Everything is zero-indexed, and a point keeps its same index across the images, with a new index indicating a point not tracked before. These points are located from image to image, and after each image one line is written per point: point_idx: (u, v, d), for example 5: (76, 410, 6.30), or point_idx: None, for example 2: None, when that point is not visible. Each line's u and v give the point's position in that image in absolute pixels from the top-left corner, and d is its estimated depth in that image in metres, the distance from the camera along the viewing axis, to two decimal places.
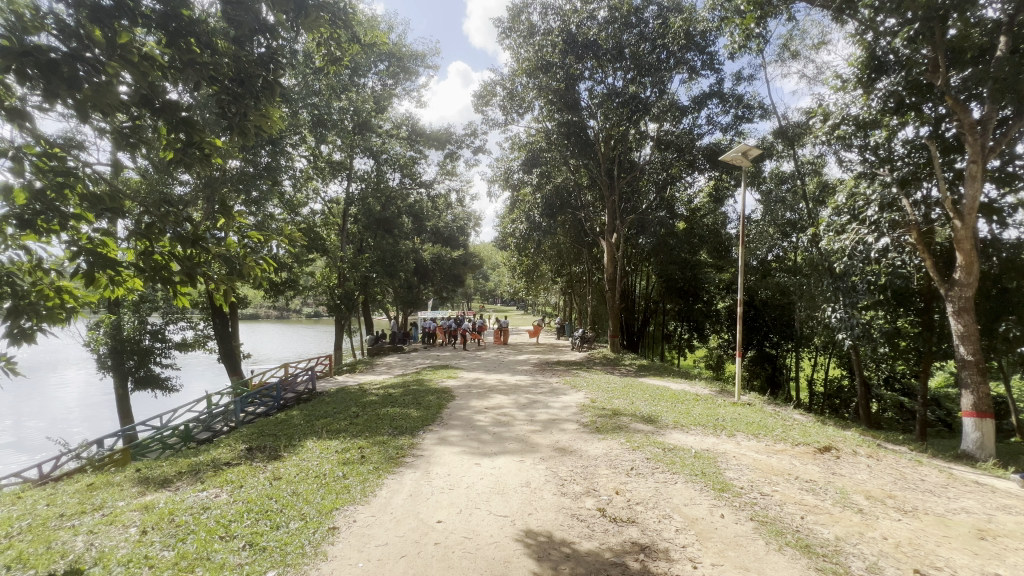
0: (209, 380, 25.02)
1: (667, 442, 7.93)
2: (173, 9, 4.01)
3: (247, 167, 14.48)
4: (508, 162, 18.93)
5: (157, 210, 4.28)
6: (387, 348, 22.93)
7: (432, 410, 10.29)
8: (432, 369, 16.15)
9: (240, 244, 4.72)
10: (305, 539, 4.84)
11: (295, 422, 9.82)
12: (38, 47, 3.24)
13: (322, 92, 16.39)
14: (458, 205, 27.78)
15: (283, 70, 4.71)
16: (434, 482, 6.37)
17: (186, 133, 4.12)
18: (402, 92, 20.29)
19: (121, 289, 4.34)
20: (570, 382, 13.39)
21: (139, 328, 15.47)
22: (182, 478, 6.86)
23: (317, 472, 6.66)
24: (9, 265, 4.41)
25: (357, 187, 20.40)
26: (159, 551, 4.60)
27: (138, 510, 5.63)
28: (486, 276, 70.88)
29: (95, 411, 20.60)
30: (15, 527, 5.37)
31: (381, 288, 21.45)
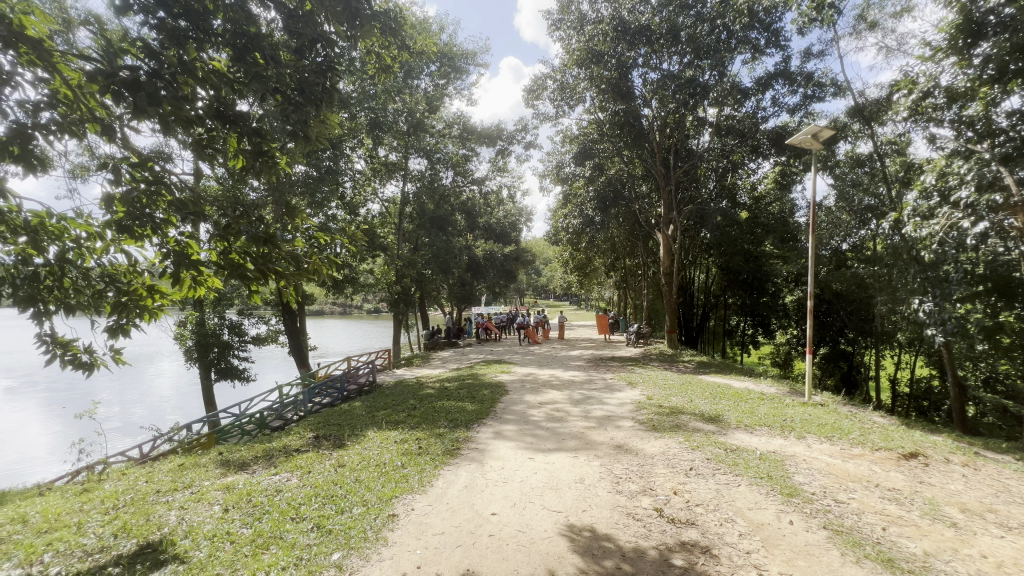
0: (281, 373, 26.80)
1: (730, 443, 7.56)
2: (240, 28, 4.30)
3: (310, 171, 15.30)
4: (559, 156, 18.75)
5: (233, 214, 4.63)
6: (443, 342, 23.52)
7: (486, 404, 10.44)
8: (486, 364, 16.39)
9: (306, 244, 5.06)
10: (367, 524, 5.07)
11: (357, 413, 10.29)
12: (127, 68, 3.55)
13: (379, 96, 16.52)
14: (510, 201, 27.94)
15: (340, 77, 4.89)
16: (488, 475, 6.46)
17: (255, 142, 4.43)
18: (453, 92, 20.63)
19: (202, 288, 4.75)
20: (625, 378, 13.12)
21: (219, 323, 16.86)
22: (258, 462, 7.41)
23: (378, 461, 6.96)
24: (108, 267, 4.97)
25: (412, 187, 21.00)
26: (238, 528, 4.99)
27: (221, 489, 6.16)
28: (539, 271, 71.07)
29: (186, 399, 22.73)
30: (121, 500, 6.03)
31: (436, 285, 22.00)
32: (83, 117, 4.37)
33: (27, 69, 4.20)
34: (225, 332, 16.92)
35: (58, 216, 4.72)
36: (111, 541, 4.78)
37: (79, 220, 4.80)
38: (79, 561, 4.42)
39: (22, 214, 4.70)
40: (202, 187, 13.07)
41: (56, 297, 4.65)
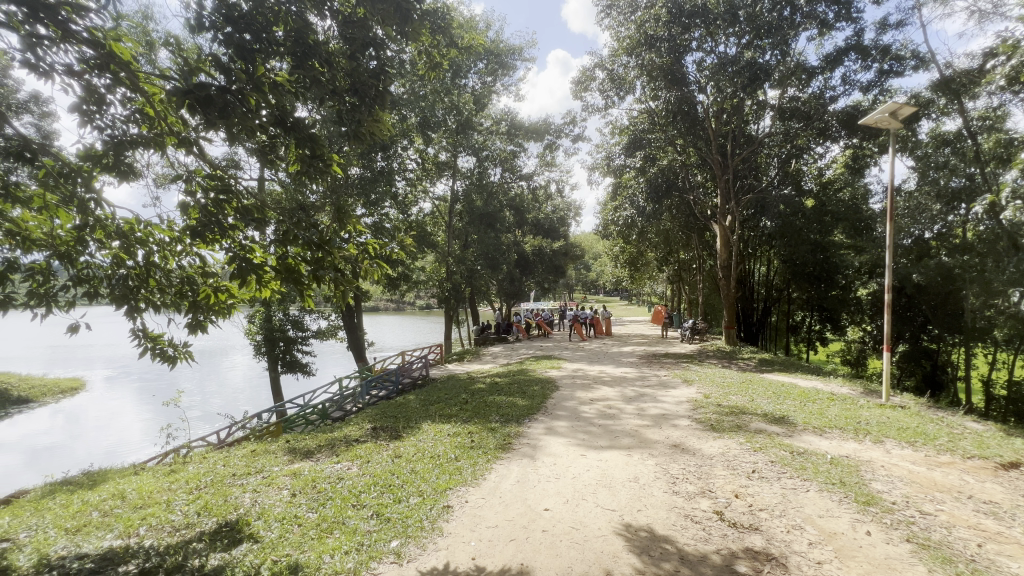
0: (341, 366, 28.08)
1: (796, 445, 7.11)
2: (301, 36, 4.48)
3: (364, 172, 15.84)
4: (609, 148, 18.29)
5: (292, 218, 4.87)
6: (493, 338, 23.76)
7: (537, 399, 10.44)
8: (536, 360, 16.37)
9: (359, 246, 5.30)
10: (423, 514, 5.21)
11: (412, 406, 10.61)
12: (200, 84, 3.79)
13: (428, 96, 16.95)
14: (558, 196, 27.71)
15: (392, 80, 4.99)
16: (540, 471, 6.45)
17: (311, 148, 4.64)
18: (500, 88, 20.64)
19: (267, 288, 5.07)
20: (680, 375, 12.68)
21: (284, 319, 17.87)
22: (321, 450, 7.81)
23: (432, 453, 7.14)
24: (187, 269, 5.40)
25: (461, 184, 21.27)
26: (305, 512, 5.29)
27: (288, 475, 6.56)
28: (587, 266, 70.18)
29: (257, 390, 24.33)
30: (203, 481, 6.57)
31: (486, 281, 22.24)
32: (163, 131, 4.75)
33: (117, 89, 4.62)
34: (290, 327, 17.99)
35: (145, 222, 5.18)
36: (195, 519, 5.21)
37: (162, 225, 5.26)
38: (169, 535, 4.86)
39: (116, 220, 5.21)
40: (268, 192, 13.89)
41: (145, 296, 5.11)
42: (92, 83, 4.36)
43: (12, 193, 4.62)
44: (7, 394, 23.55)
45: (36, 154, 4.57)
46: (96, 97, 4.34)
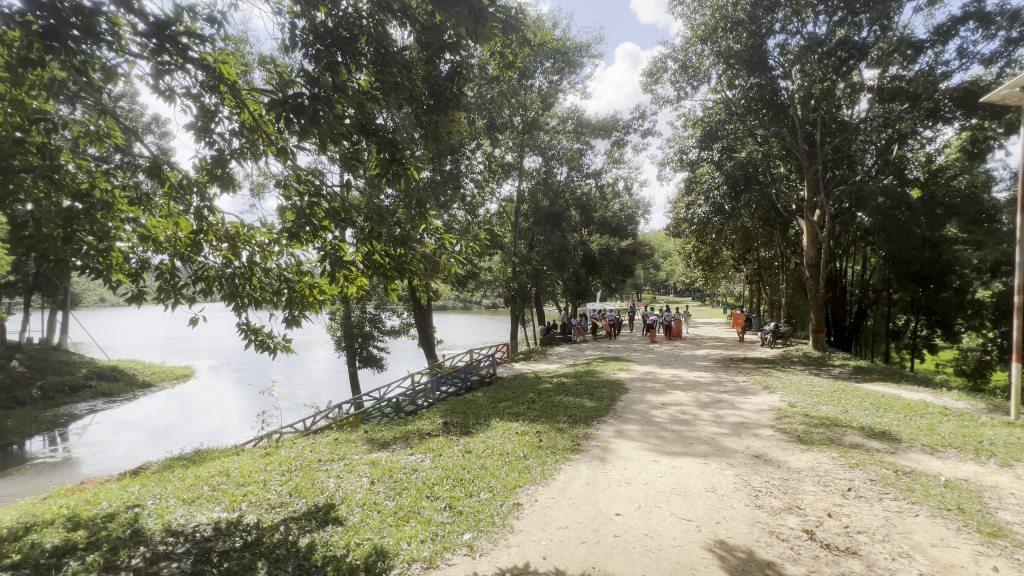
0: (412, 363, 29.28)
1: (901, 464, 6.38)
2: (382, 46, 4.71)
3: (435, 175, 16.33)
4: (681, 141, 17.53)
5: (373, 219, 5.18)
6: (559, 338, 23.63)
7: (606, 401, 10.26)
8: (604, 361, 16.03)
9: (435, 244, 5.55)
10: (494, 509, 5.29)
11: (481, 403, 10.83)
12: (294, 95, 4.13)
13: (495, 99, 17.19)
14: (627, 194, 26.97)
15: (466, 82, 5.05)
16: (611, 475, 6.31)
17: (392, 152, 4.90)
18: (567, 86, 20.45)
19: (351, 284, 5.44)
20: (761, 382, 11.85)
21: (362, 316, 18.97)
22: (397, 442, 8.19)
23: (501, 450, 7.23)
24: (282, 268, 5.89)
25: (528, 184, 21.35)
26: (383, 500, 5.57)
27: (367, 463, 6.96)
28: (657, 266, 67.65)
29: (337, 382, 26.04)
30: (294, 464, 7.14)
31: (552, 281, 22.17)
32: (263, 142, 5.23)
33: (225, 108, 5.14)
34: (367, 324, 19.08)
35: (248, 227, 5.71)
36: (288, 498, 5.69)
37: (261, 228, 5.77)
38: (266, 512, 5.34)
39: (224, 224, 5.80)
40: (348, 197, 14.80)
41: (248, 294, 5.70)
42: (206, 103, 4.89)
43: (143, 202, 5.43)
44: (135, 378, 27.10)
45: (162, 168, 5.22)
46: (209, 116, 4.87)
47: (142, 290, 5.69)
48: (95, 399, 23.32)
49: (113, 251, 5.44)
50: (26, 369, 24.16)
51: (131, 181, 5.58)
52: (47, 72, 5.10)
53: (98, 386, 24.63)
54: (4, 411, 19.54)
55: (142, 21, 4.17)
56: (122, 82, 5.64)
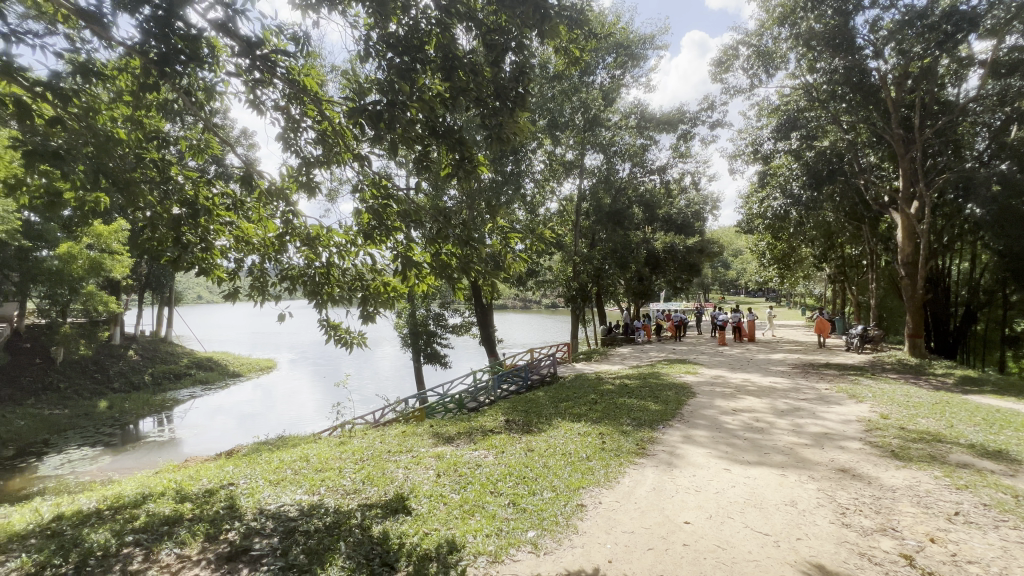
0: (473, 361, 29.88)
1: (1021, 489, 5.60)
2: (450, 51, 4.83)
3: (496, 176, 16.53)
4: (754, 132, 16.52)
5: (440, 221, 5.35)
6: (620, 338, 23.12)
7: (672, 405, 9.89)
8: (669, 363, 15.47)
9: (501, 244, 5.64)
10: (558, 509, 5.27)
11: (542, 402, 10.84)
12: (368, 104, 4.35)
13: (556, 97, 17.13)
14: (694, 189, 25.81)
15: (531, 81, 5.04)
16: (679, 481, 6.07)
17: (460, 151, 5.01)
18: (630, 80, 19.92)
19: (422, 282, 5.68)
20: (847, 390, 10.87)
21: (427, 314, 19.65)
22: (461, 437, 8.40)
23: (564, 450, 7.19)
24: (357, 268, 6.23)
25: (589, 182, 21.05)
26: (449, 493, 5.74)
27: (433, 456, 7.19)
28: (726, 264, 64.11)
29: (403, 378, 27.15)
30: (365, 454, 7.54)
31: (614, 280, 21.72)
32: (340, 147, 5.55)
33: (307, 119, 5.51)
34: (431, 322, 19.75)
35: (326, 229, 6.09)
36: (361, 486, 6.03)
37: (338, 230, 6.14)
38: (342, 497, 5.69)
39: (306, 227, 6.24)
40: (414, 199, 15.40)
41: (328, 293, 6.12)
42: (291, 114, 5.29)
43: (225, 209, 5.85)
44: (227, 369, 29.86)
45: (253, 176, 5.70)
46: (294, 126, 5.26)
47: (237, 287, 6.27)
48: (195, 386, 26.02)
49: (213, 252, 6.03)
50: (140, 358, 27.43)
51: (228, 189, 6.17)
52: (159, 95, 5.75)
53: (196, 375, 27.43)
54: (124, 395, 22.31)
55: (237, 42, 4.57)
56: (219, 100, 6.22)
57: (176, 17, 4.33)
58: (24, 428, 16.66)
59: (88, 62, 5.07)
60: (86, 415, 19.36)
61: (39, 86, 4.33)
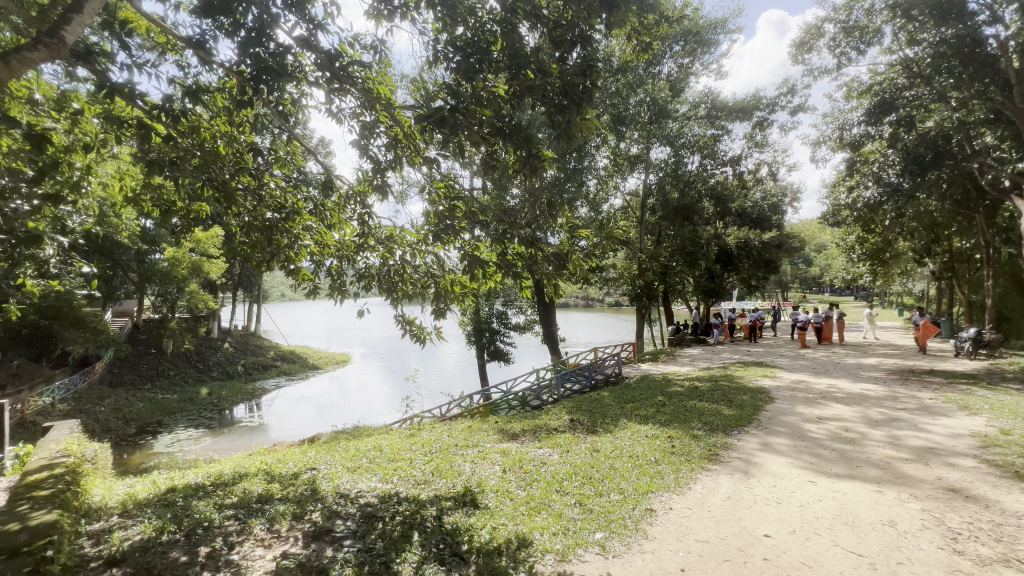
0: (535, 359, 29.94)
1: None
2: (516, 49, 4.83)
3: (559, 174, 16.41)
4: (842, 115, 15.11)
5: (507, 220, 5.40)
6: (689, 339, 22.13)
7: (747, 410, 9.31)
8: (743, 366, 14.56)
9: (569, 239, 5.58)
10: (626, 512, 5.15)
11: (607, 403, 10.62)
12: (439, 107, 4.48)
13: (620, 90, 16.70)
14: (771, 179, 24.08)
15: (599, 73, 4.90)
16: (757, 491, 5.71)
17: (528, 149, 5.01)
18: (700, 68, 18.97)
19: (490, 279, 5.81)
20: (956, 400, 9.66)
21: (490, 312, 19.93)
22: (526, 434, 8.45)
23: (630, 452, 7.01)
24: (428, 266, 6.47)
25: (654, 177, 20.33)
26: (515, 489, 5.79)
27: (499, 452, 7.30)
28: (808, 259, 59.30)
29: (467, 374, 27.76)
30: (434, 446, 7.81)
31: (682, 278, 20.83)
32: (411, 151, 5.79)
33: (380, 124, 5.77)
34: (495, 320, 20.03)
35: (398, 229, 6.36)
36: (431, 477, 6.26)
37: (410, 230, 6.38)
38: (413, 487, 5.94)
39: (380, 228, 6.53)
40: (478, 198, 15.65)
41: (401, 290, 6.47)
42: (365, 120, 5.57)
43: (309, 213, 6.32)
44: (307, 362, 32.14)
45: (332, 181, 6.06)
46: (369, 132, 5.54)
47: (318, 286, 6.72)
48: (279, 377, 28.26)
49: (297, 253, 6.52)
50: (234, 350, 30.27)
51: (310, 195, 6.64)
52: (251, 110, 6.29)
53: (281, 367, 29.81)
54: (221, 383, 24.74)
55: (318, 55, 4.87)
56: (302, 110, 6.66)
57: (267, 38, 4.71)
58: (143, 410, 18.99)
59: (194, 84, 5.65)
60: (191, 400, 21.70)
61: (155, 109, 4.89)
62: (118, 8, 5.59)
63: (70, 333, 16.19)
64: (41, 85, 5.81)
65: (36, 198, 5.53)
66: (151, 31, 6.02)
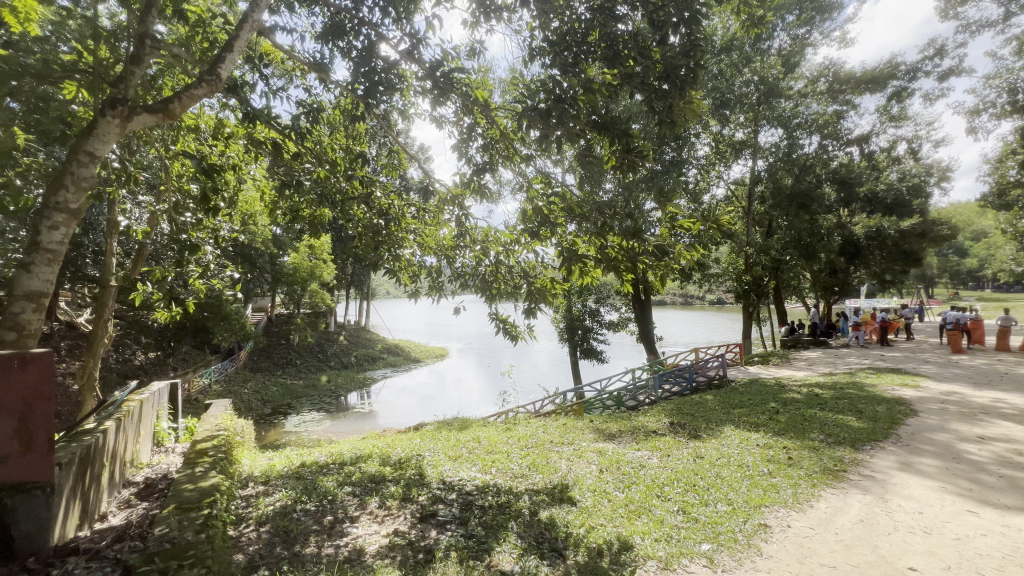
0: (630, 359, 28.94)
1: None
2: (614, 37, 4.72)
3: (656, 165, 15.69)
4: (1011, 74, 12.53)
5: (603, 216, 5.29)
6: (807, 340, 19.88)
7: (882, 423, 8.14)
8: (876, 373, 12.73)
9: (670, 232, 5.30)
10: (736, 525, 4.79)
11: (711, 407, 9.94)
12: (537, 106, 4.54)
13: (724, 72, 15.49)
14: (911, 157, 20.76)
15: (705, 53, 4.59)
16: (897, 516, 4.98)
17: (625, 141, 4.86)
18: (819, 38, 16.97)
19: (586, 278, 5.74)
20: None
21: (583, 310, 19.65)
22: (623, 435, 8.22)
23: (739, 461, 6.51)
24: (524, 264, 6.54)
25: (764, 162, 18.58)
26: (613, 490, 5.66)
27: (595, 451, 7.19)
28: (960, 249, 50.31)
29: (559, 372, 27.73)
30: (530, 442, 7.92)
31: (797, 273, 18.78)
32: (507, 149, 5.94)
33: (478, 127, 5.97)
34: (587, 317, 19.71)
35: (495, 230, 6.53)
36: (528, 471, 6.36)
37: (505, 230, 6.52)
38: (511, 479, 6.09)
39: (478, 229, 6.74)
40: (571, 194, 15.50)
41: (497, 288, 6.63)
42: (464, 124, 5.79)
43: (413, 216, 6.76)
44: (410, 355, 34.36)
45: (432, 185, 6.38)
46: (467, 136, 5.76)
47: (418, 288, 7.17)
48: (386, 369, 30.59)
49: (401, 256, 6.99)
50: (348, 343, 33.35)
51: (414, 200, 7.07)
52: (365, 123, 6.89)
53: (387, 359, 32.30)
54: (337, 372, 27.43)
55: (421, 66, 5.19)
56: (407, 120, 7.14)
57: (376, 55, 5.12)
58: (276, 394, 21.73)
59: (318, 104, 6.33)
60: (314, 386, 24.38)
61: (287, 129, 5.56)
62: (259, 44, 6.46)
63: (221, 326, 19.05)
64: (202, 116, 6.89)
65: (200, 212, 6.58)
66: (284, 61, 6.88)
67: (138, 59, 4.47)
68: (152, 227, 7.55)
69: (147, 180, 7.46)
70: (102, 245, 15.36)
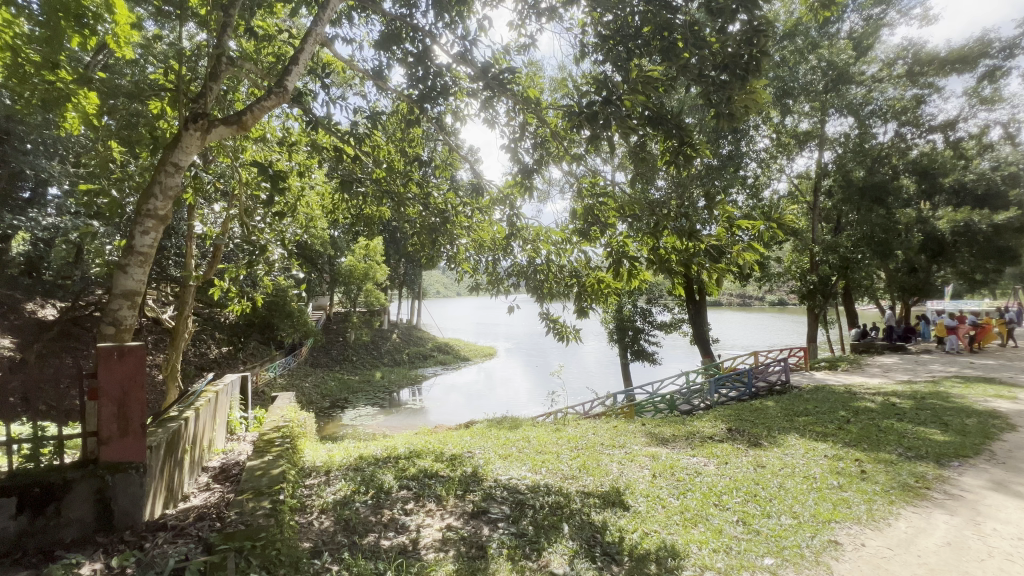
0: (684, 362, 27.98)
1: None
2: (669, 29, 4.58)
3: (712, 161, 15.02)
4: None
5: (657, 214, 5.14)
6: (881, 345, 18.37)
7: (971, 437, 7.39)
8: (964, 381, 11.55)
9: (729, 230, 5.07)
10: (803, 540, 4.51)
11: (772, 414, 9.41)
12: (588, 104, 4.48)
13: (787, 59, 14.56)
14: (1007, 143, 18.65)
15: (770, 39, 4.33)
16: (990, 541, 4.50)
17: (681, 136, 4.69)
18: (896, 17, 15.64)
19: (638, 278, 5.60)
20: None
21: (633, 310, 19.18)
22: (677, 440, 7.95)
23: (805, 472, 6.11)
24: (574, 264, 6.48)
25: (832, 154, 17.35)
26: (667, 497, 5.49)
27: (647, 456, 7.01)
28: None
29: (609, 373, 27.23)
30: (580, 443, 7.84)
31: (870, 272, 17.39)
32: (558, 149, 5.90)
33: (528, 127, 5.98)
34: (638, 318, 19.21)
35: (545, 229, 6.52)
36: (578, 473, 6.29)
37: (555, 229, 6.48)
38: (561, 480, 6.06)
39: (528, 228, 6.74)
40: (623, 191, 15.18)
41: (547, 288, 6.62)
42: (515, 125, 5.81)
43: (465, 217, 6.87)
44: (459, 354, 34.96)
45: (483, 186, 6.45)
46: (518, 136, 5.77)
47: (476, 282, 7.27)
48: (436, 367, 31.30)
49: (457, 253, 7.15)
50: (400, 340, 34.41)
51: (465, 201, 7.18)
52: (418, 127, 7.07)
53: (438, 357, 33.02)
54: (390, 369, 28.35)
55: (473, 68, 5.26)
56: (459, 122, 7.26)
57: (430, 59, 5.25)
58: (334, 388, 22.81)
59: (375, 111, 6.58)
60: (369, 382, 25.37)
61: (346, 135, 5.82)
62: (321, 56, 6.81)
63: (284, 324, 20.24)
64: (270, 127, 7.33)
65: (269, 216, 7.02)
66: (343, 70, 7.20)
67: (215, 75, 4.83)
68: (226, 231, 8.16)
69: (221, 188, 8.03)
70: (182, 248, 16.74)
